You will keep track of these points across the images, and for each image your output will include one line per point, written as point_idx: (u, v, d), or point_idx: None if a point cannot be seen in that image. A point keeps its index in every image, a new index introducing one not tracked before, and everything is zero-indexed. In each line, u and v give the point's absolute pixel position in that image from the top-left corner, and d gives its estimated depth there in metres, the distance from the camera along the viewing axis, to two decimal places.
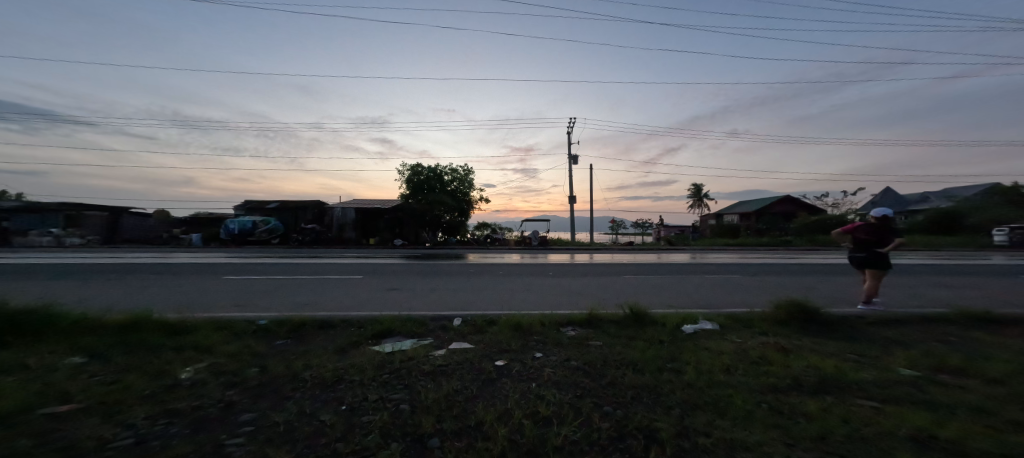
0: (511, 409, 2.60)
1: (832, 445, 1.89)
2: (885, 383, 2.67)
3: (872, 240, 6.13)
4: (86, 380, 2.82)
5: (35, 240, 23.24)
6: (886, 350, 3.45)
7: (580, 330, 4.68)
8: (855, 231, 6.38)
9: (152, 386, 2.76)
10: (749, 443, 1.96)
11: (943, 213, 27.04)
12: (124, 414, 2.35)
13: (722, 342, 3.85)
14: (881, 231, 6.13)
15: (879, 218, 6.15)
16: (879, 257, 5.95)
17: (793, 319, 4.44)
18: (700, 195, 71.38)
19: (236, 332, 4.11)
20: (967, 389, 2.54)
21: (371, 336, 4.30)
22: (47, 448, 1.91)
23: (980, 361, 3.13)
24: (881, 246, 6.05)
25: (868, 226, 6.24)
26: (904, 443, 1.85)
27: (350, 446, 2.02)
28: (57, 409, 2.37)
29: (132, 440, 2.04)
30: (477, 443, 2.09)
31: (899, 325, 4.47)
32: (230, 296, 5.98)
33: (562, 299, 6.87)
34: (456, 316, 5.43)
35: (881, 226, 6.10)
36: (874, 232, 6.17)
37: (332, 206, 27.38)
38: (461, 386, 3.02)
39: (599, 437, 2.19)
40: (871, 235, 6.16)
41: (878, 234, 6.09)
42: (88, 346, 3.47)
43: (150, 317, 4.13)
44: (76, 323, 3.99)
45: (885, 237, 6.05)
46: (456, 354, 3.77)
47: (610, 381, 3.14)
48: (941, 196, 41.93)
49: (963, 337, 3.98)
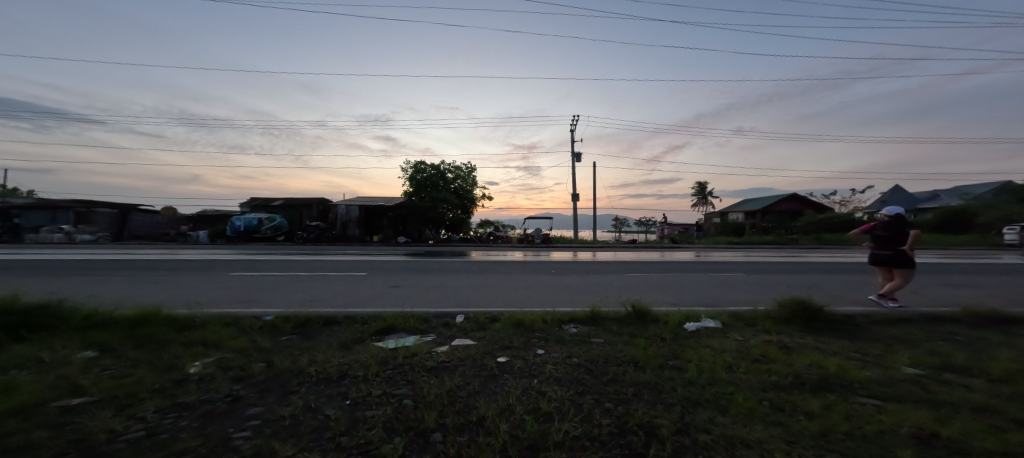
0: (512, 405, 2.62)
1: (832, 442, 1.89)
2: (888, 382, 2.65)
3: (892, 238, 6.06)
4: (98, 373, 2.89)
5: (47, 237, 23.64)
6: (891, 349, 3.41)
7: (582, 327, 4.69)
8: (871, 231, 6.34)
9: (161, 379, 2.82)
10: (749, 440, 1.97)
11: (953, 211, 26.58)
12: (134, 407, 2.41)
13: (724, 340, 3.84)
14: (899, 227, 6.06)
15: (893, 216, 6.09)
16: (902, 256, 5.88)
17: (796, 317, 4.41)
18: (705, 192, 70.67)
19: (242, 328, 4.17)
20: (971, 389, 2.52)
21: (374, 332, 4.34)
22: (60, 440, 1.96)
23: (985, 360, 3.10)
24: (900, 243, 5.99)
25: (884, 224, 6.19)
26: (905, 441, 1.85)
27: (353, 440, 2.06)
28: (70, 401, 2.44)
29: (143, 433, 2.10)
30: (478, 438, 2.12)
31: (905, 324, 4.41)
32: (238, 293, 6.06)
33: (565, 297, 6.87)
34: (458, 313, 5.49)
35: (897, 223, 6.05)
36: (891, 230, 6.11)
37: (337, 204, 27.57)
38: (463, 382, 3.05)
39: (600, 433, 2.21)
40: (890, 233, 6.10)
41: (897, 232, 6.03)
42: (99, 341, 3.54)
43: (159, 313, 4.20)
44: (88, 318, 4.08)
45: (904, 234, 5.98)
46: (459, 351, 3.80)
47: (611, 378, 3.15)
48: (951, 194, 41.19)
49: (969, 336, 3.93)
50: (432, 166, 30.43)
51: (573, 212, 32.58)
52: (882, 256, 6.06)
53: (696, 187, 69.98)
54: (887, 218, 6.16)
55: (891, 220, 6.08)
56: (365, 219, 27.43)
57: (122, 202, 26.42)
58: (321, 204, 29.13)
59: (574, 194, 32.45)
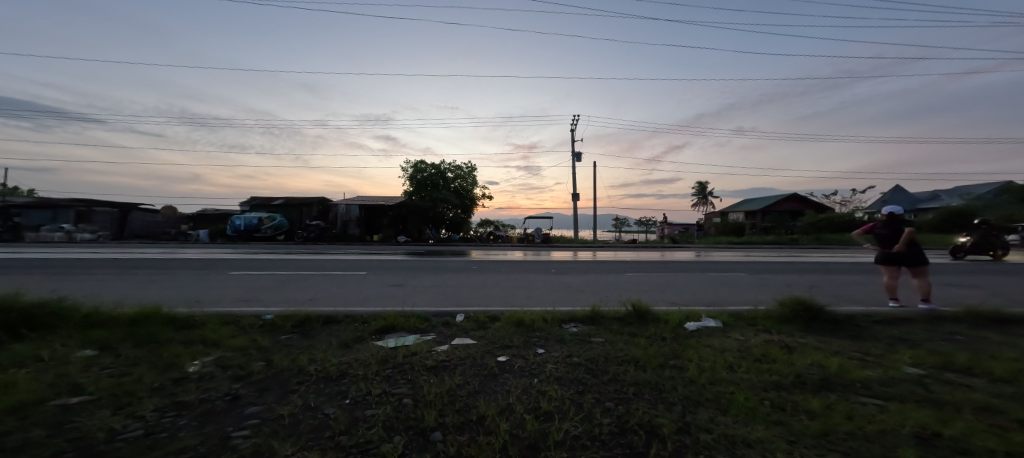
0: (513, 404, 2.61)
1: (834, 442, 1.88)
2: (890, 381, 2.64)
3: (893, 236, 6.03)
4: (97, 372, 2.88)
5: (47, 236, 23.65)
6: (892, 349, 3.39)
7: (582, 327, 4.68)
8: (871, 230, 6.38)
9: (161, 378, 2.81)
10: (751, 440, 1.96)
11: None
12: (135, 406, 2.41)
13: (724, 339, 3.83)
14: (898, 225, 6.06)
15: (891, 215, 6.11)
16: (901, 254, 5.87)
17: (796, 317, 4.40)
18: (705, 192, 70.64)
19: (242, 327, 4.16)
20: (972, 388, 2.51)
21: (373, 331, 4.33)
22: (58, 438, 1.95)
23: (987, 360, 3.09)
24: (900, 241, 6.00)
25: (884, 223, 6.18)
26: (907, 441, 1.84)
27: (353, 439, 2.05)
28: (69, 400, 2.43)
29: (142, 432, 2.09)
30: (478, 438, 2.11)
31: (906, 324, 4.39)
32: (238, 292, 6.04)
33: (565, 296, 6.85)
34: (458, 312, 5.47)
35: (895, 221, 6.06)
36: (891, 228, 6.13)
37: (337, 203, 27.55)
38: (463, 381, 3.04)
39: (601, 433, 2.20)
40: (890, 231, 6.08)
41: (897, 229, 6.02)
42: (98, 339, 3.53)
43: (158, 312, 4.19)
44: (87, 316, 4.07)
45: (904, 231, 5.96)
46: (459, 350, 3.79)
47: (612, 377, 3.15)
48: (951, 195, 41.17)
49: (971, 336, 3.91)
50: (433, 166, 30.43)
51: (573, 212, 32.52)
52: (881, 255, 6.08)
53: (697, 187, 69.89)
54: (885, 217, 6.20)
55: (888, 219, 6.12)
56: (365, 219, 27.43)
57: (123, 201, 26.44)
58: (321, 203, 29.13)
59: (574, 193, 32.38)
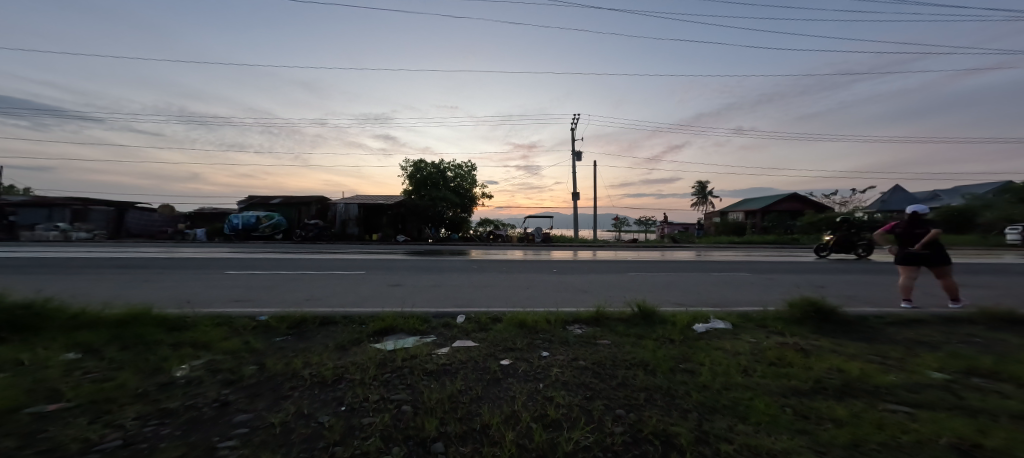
0: (518, 411, 2.48)
1: (867, 454, 1.75)
2: (914, 387, 2.52)
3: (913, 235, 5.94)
4: (79, 377, 2.74)
5: (43, 235, 23.41)
6: (911, 352, 3.27)
7: (587, 328, 4.54)
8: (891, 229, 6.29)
9: (146, 383, 2.67)
10: (775, 451, 1.83)
11: (954, 211, 26.59)
12: (116, 414, 2.26)
13: (736, 341, 3.70)
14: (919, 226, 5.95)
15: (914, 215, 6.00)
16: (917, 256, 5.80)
17: (807, 318, 4.28)
18: (705, 192, 70.47)
19: (235, 328, 4.01)
20: (1005, 395, 2.38)
21: (372, 333, 4.19)
22: (28, 450, 1.80)
23: (1012, 364, 2.96)
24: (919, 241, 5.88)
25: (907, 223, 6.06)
26: (947, 454, 1.70)
27: (348, 451, 1.91)
28: (46, 408, 2.28)
29: (120, 443, 1.94)
30: (483, 449, 1.97)
31: (920, 325, 4.27)
32: (232, 292, 5.89)
33: (568, 297, 6.70)
34: (459, 313, 5.32)
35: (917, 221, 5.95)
36: (912, 228, 6.03)
37: (336, 203, 27.40)
38: (465, 386, 2.91)
39: (613, 443, 2.06)
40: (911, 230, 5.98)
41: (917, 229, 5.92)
42: (83, 342, 3.38)
43: (149, 313, 4.04)
44: (74, 318, 3.91)
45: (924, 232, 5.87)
46: (461, 353, 3.65)
47: (620, 381, 3.03)
48: (951, 195, 41.25)
49: (990, 338, 3.79)
50: (433, 164, 30.28)
51: (573, 212, 32.37)
52: (897, 254, 6.01)
53: (696, 187, 69.81)
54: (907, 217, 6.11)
55: (909, 219, 6.04)
56: (365, 218, 27.27)
57: (120, 200, 26.26)
58: (320, 202, 28.93)
59: (574, 192, 32.23)
